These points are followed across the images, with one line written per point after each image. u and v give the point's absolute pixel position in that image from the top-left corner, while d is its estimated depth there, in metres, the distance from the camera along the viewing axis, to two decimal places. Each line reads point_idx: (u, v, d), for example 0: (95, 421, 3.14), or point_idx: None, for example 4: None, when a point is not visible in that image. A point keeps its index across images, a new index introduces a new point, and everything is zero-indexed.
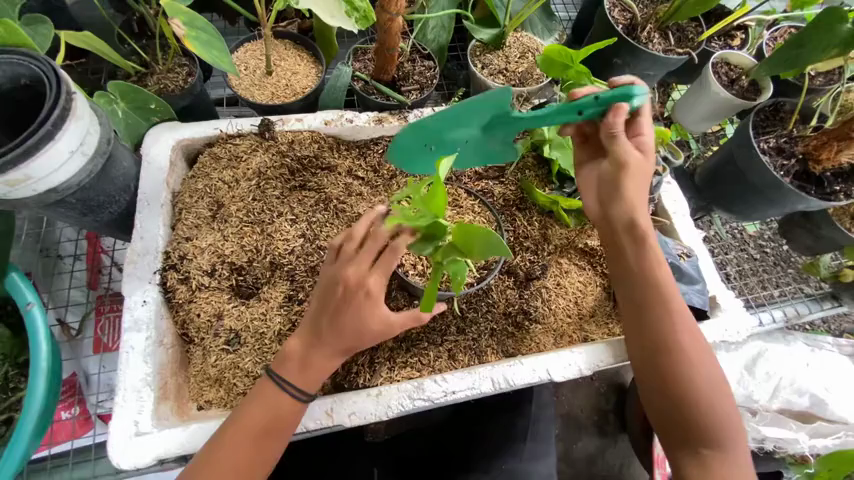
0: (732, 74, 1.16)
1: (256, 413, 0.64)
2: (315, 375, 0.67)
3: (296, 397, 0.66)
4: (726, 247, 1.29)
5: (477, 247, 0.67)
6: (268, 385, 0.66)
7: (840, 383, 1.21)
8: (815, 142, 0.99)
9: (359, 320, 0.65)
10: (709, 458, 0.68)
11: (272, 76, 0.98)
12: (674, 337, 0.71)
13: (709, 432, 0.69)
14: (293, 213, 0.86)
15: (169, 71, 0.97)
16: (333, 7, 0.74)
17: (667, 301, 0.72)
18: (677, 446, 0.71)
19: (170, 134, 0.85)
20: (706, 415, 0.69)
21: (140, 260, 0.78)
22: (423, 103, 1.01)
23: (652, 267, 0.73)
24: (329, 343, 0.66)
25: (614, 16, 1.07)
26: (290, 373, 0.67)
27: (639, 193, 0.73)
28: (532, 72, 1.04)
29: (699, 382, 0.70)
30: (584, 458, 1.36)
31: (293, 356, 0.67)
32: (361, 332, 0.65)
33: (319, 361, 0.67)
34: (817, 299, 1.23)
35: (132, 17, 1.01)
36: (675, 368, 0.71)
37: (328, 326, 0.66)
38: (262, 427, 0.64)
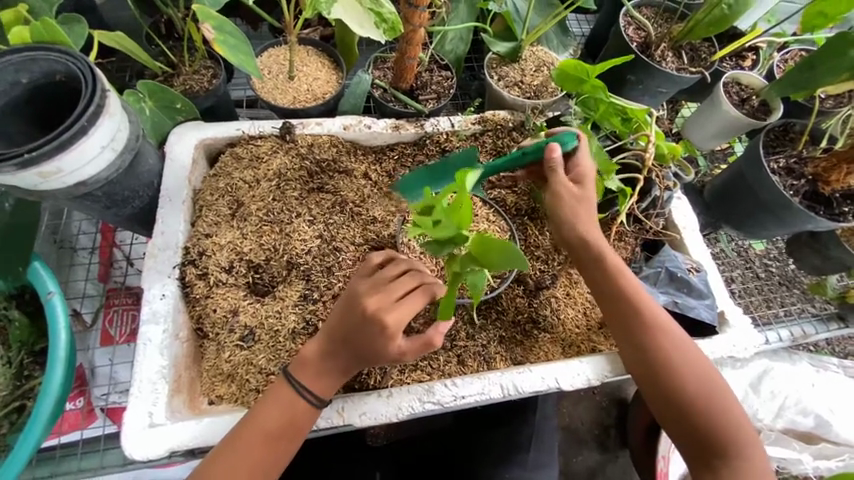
0: (743, 94, 1.18)
1: (268, 416, 0.65)
2: (329, 384, 0.68)
3: (309, 402, 0.67)
4: (730, 263, 1.30)
5: (496, 262, 0.67)
6: (283, 386, 0.67)
7: (844, 405, 1.21)
8: (825, 164, 1.01)
9: (374, 347, 0.66)
10: (723, 466, 0.70)
11: (294, 81, 1.00)
12: (660, 348, 0.73)
13: (720, 441, 0.70)
14: (311, 215, 0.88)
15: (194, 73, 1.00)
16: (364, 19, 0.78)
17: (645, 317, 0.74)
18: (693, 458, 0.72)
19: (194, 133, 0.87)
20: (715, 422, 0.70)
21: (160, 254, 0.79)
22: (439, 112, 1.03)
23: (624, 284, 0.75)
24: (347, 358, 0.68)
25: (628, 34, 1.10)
26: (301, 375, 0.68)
27: (590, 216, 0.78)
28: (548, 85, 1.06)
29: (698, 391, 0.71)
30: (584, 471, 1.35)
31: (309, 362, 0.68)
32: (378, 357, 0.67)
33: (332, 369, 0.68)
34: (824, 319, 1.22)
35: (161, 19, 1.05)
36: (671, 382, 0.72)
37: (343, 344, 0.68)
38: (275, 430, 0.65)
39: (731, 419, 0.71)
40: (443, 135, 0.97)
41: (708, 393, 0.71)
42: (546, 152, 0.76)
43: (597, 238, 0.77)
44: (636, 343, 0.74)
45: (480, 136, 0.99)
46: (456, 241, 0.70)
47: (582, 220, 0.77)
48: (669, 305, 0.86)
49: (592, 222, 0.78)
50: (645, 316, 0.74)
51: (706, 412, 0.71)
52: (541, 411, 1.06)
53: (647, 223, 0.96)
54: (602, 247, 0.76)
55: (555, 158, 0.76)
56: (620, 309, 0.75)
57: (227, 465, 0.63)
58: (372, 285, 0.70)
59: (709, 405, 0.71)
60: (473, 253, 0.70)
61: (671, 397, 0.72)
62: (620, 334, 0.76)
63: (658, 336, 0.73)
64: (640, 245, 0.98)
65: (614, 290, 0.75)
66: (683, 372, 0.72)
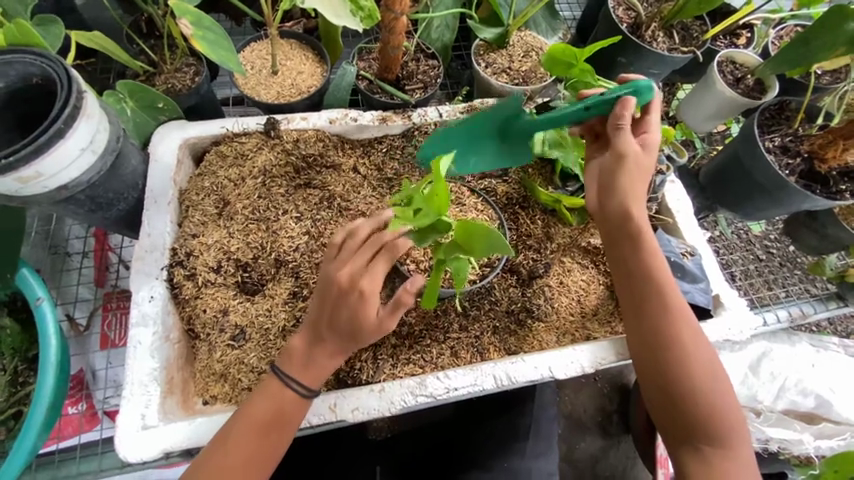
0: (737, 73, 1.15)
1: (255, 409, 0.65)
2: (317, 372, 0.68)
3: (299, 392, 0.67)
4: (730, 247, 1.29)
5: (479, 246, 0.68)
6: (273, 380, 0.67)
7: (845, 384, 1.21)
8: (821, 141, 0.99)
9: (354, 318, 0.65)
10: (709, 455, 0.69)
11: (277, 76, 0.99)
12: (674, 334, 0.72)
13: (708, 427, 0.69)
14: (298, 211, 0.87)
15: (176, 71, 0.98)
16: (339, 7, 0.75)
17: (667, 300, 0.73)
18: (677, 441, 0.71)
19: (178, 132, 0.86)
20: (707, 408, 0.70)
21: (147, 256, 0.79)
22: (427, 102, 1.01)
23: (655, 265, 0.74)
24: (331, 342, 0.67)
25: (618, 15, 1.07)
26: (290, 370, 0.67)
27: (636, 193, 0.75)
28: (536, 71, 1.04)
29: (700, 380, 0.70)
30: (587, 458, 1.36)
31: (296, 354, 0.68)
32: (357, 329, 0.66)
33: (320, 360, 0.68)
34: (823, 299, 1.21)
35: (141, 18, 1.03)
36: (675, 364, 0.71)
37: (324, 327, 0.67)
38: (266, 422, 0.65)
39: (724, 408, 0.70)
40: (432, 126, 0.95)
41: (709, 382, 0.71)
42: (621, 104, 0.72)
43: (641, 216, 0.75)
44: (650, 325, 0.73)
45: None
46: (439, 228, 0.70)
47: (631, 192, 0.75)
48: None
49: (641, 198, 0.76)
50: (667, 296, 0.73)
51: (704, 402, 0.70)
52: (539, 398, 1.07)
53: None
54: (644, 226, 0.75)
55: (625, 115, 0.72)
56: (647, 290, 0.74)
57: (215, 463, 0.62)
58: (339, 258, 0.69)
59: (708, 396, 0.70)
60: (458, 238, 0.71)
61: (669, 379, 0.71)
62: (634, 311, 0.75)
63: (676, 319, 0.72)
64: None
65: (645, 268, 0.74)
66: (691, 355, 0.71)
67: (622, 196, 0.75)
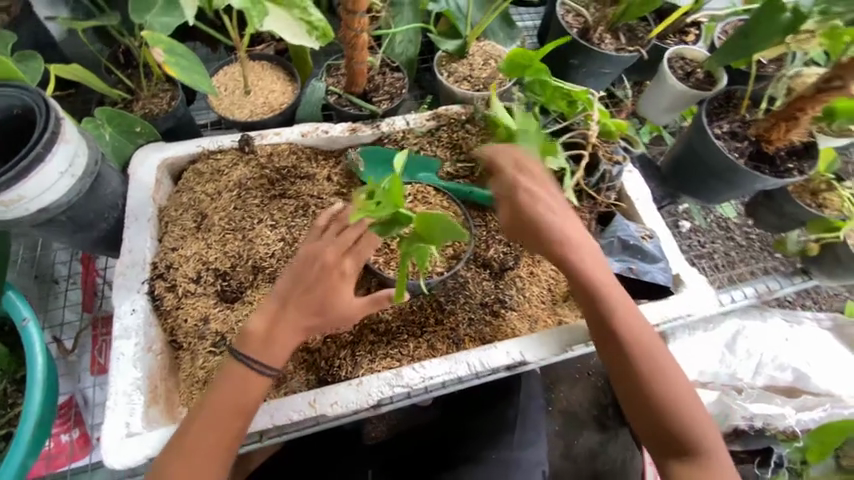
0: (688, 68, 1.24)
1: (222, 389, 0.68)
2: (279, 353, 0.70)
3: (259, 371, 0.69)
4: (709, 233, 1.35)
5: (438, 234, 0.70)
6: (233, 362, 0.69)
7: (819, 356, 1.28)
8: (766, 125, 1.05)
9: (329, 295, 0.71)
10: (691, 463, 0.72)
11: (250, 96, 1.04)
12: (641, 346, 0.75)
13: (690, 435, 0.72)
14: (272, 220, 0.91)
15: (153, 97, 1.03)
16: (295, 27, 0.76)
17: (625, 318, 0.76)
18: (664, 457, 0.74)
19: (156, 153, 0.90)
20: (681, 417, 0.73)
21: (128, 271, 0.82)
22: (394, 111, 1.08)
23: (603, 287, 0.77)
24: (298, 315, 0.71)
25: (567, 21, 1.14)
26: (249, 349, 0.69)
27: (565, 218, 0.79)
28: (496, 77, 1.11)
29: (672, 389, 0.74)
30: (585, 452, 1.39)
31: (257, 332, 0.70)
32: (330, 308, 0.72)
33: (281, 334, 0.70)
34: (788, 274, 1.22)
35: (118, 50, 1.09)
36: (646, 382, 0.74)
37: (292, 298, 0.71)
38: (230, 403, 0.67)
39: (695, 414, 0.74)
40: (400, 133, 1.02)
41: (680, 391, 0.74)
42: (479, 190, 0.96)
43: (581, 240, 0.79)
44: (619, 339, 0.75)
45: (436, 131, 1.05)
46: (401, 220, 0.71)
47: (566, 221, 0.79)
48: (625, 272, 0.88)
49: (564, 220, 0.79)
50: (625, 316, 0.76)
51: (680, 412, 0.73)
52: (525, 389, 1.11)
53: (596, 197, 0.99)
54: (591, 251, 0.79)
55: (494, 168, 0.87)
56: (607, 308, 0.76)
57: (185, 450, 0.64)
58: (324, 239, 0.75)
59: (682, 403, 0.73)
60: (417, 228, 0.72)
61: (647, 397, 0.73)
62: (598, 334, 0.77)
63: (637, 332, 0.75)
64: (595, 219, 1.00)
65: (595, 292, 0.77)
66: (659, 365, 0.74)
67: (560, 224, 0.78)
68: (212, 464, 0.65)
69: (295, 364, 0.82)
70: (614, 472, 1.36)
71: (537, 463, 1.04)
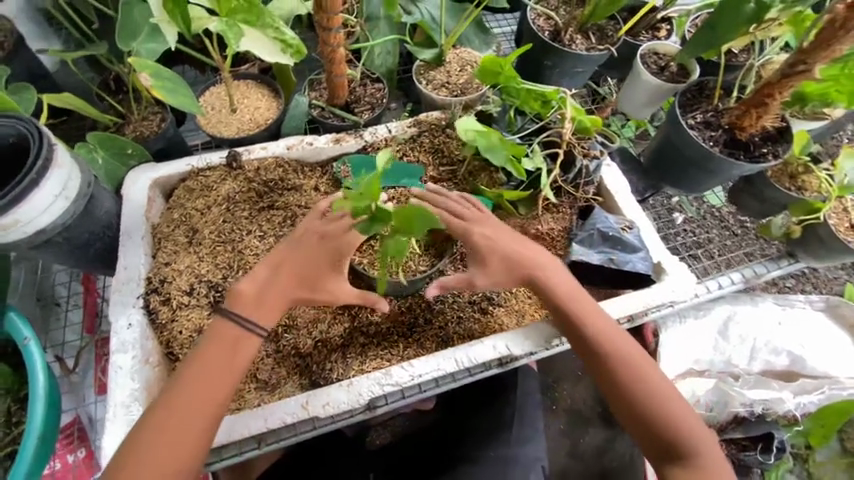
0: (661, 62, 1.28)
1: (210, 349, 0.69)
2: (269, 311, 0.73)
3: (251, 328, 0.71)
4: (704, 226, 1.37)
5: (415, 224, 0.70)
6: (225, 323, 0.71)
7: (812, 338, 1.29)
8: (737, 113, 1.08)
9: (327, 267, 0.77)
10: (685, 464, 0.73)
11: (236, 113, 1.08)
12: (618, 356, 0.78)
13: (678, 437, 0.74)
14: (261, 231, 0.95)
15: (143, 119, 1.08)
16: (269, 47, 0.75)
17: (597, 330, 0.79)
18: (661, 465, 0.75)
19: (148, 174, 0.93)
20: (668, 421, 0.75)
21: (124, 287, 0.85)
22: (376, 120, 1.11)
23: (580, 308, 0.80)
24: (292, 277, 0.75)
25: (539, 24, 1.18)
26: (240, 308, 0.72)
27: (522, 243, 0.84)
28: (473, 82, 1.14)
29: (654, 393, 0.76)
30: (592, 450, 1.40)
31: (247, 294, 0.73)
32: (318, 286, 0.77)
33: (271, 296, 0.73)
34: (775, 258, 1.22)
35: (109, 77, 1.13)
36: (633, 396, 0.76)
37: (287, 262, 0.75)
38: (220, 362, 0.68)
39: (682, 415, 0.76)
40: (383, 141, 1.05)
41: (663, 394, 0.76)
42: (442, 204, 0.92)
43: (543, 261, 0.83)
44: (594, 349, 0.79)
45: (418, 138, 1.08)
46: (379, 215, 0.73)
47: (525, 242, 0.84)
48: (605, 264, 0.91)
49: (518, 245, 0.84)
50: (600, 329, 0.79)
51: (666, 415, 0.75)
52: (521, 387, 1.13)
53: (575, 193, 1.02)
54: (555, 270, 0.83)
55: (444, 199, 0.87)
56: (579, 321, 0.80)
57: (167, 417, 0.64)
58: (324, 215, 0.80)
59: (668, 405, 0.76)
60: (397, 224, 0.72)
61: (636, 410, 0.76)
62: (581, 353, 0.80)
63: (611, 343, 0.78)
64: (576, 213, 1.03)
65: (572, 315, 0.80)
66: (638, 372, 0.77)
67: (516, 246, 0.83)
68: (188, 428, 0.65)
69: (288, 369, 0.84)
70: (623, 468, 1.37)
71: (536, 460, 1.05)
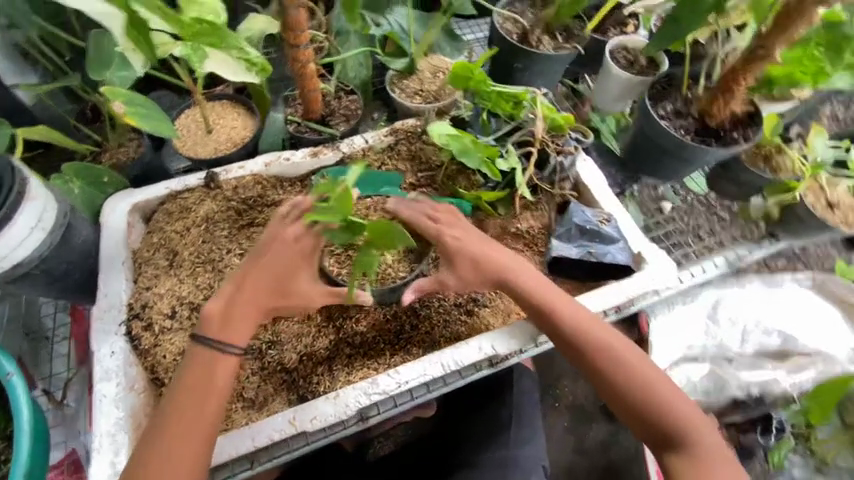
0: (630, 57, 1.30)
1: (184, 371, 0.69)
2: (240, 326, 0.73)
3: (224, 346, 0.71)
4: (693, 213, 1.34)
5: (388, 241, 0.73)
6: (201, 347, 0.71)
7: (803, 317, 1.30)
8: (706, 100, 1.11)
9: (294, 273, 0.77)
10: (683, 452, 0.73)
11: (213, 134, 1.09)
12: (600, 352, 0.78)
13: (672, 426, 0.74)
14: (241, 249, 0.95)
15: (120, 146, 1.09)
16: (234, 66, 0.79)
17: (577, 328, 0.79)
18: (661, 455, 0.75)
19: (126, 199, 0.93)
20: (659, 410, 0.75)
21: (105, 315, 0.84)
22: (353, 131, 1.13)
23: (555, 305, 0.80)
24: (259, 289, 0.74)
25: (506, 28, 1.20)
26: (211, 329, 0.72)
27: (492, 247, 0.85)
28: (445, 88, 1.16)
29: (642, 384, 0.76)
30: (598, 445, 1.41)
31: (216, 313, 0.73)
32: (290, 292, 0.78)
33: (240, 312, 0.73)
34: (756, 240, 1.23)
35: (86, 107, 1.15)
36: (623, 389, 0.76)
37: (252, 276, 0.75)
38: (196, 384, 0.69)
39: (674, 402, 0.75)
40: (360, 152, 1.07)
41: (650, 384, 0.76)
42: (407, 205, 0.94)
43: (515, 264, 0.84)
44: (577, 348, 0.79)
45: (395, 146, 1.09)
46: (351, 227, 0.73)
47: (493, 248, 0.85)
48: (584, 257, 0.93)
49: (485, 248, 0.85)
50: (580, 328, 0.79)
51: (657, 404, 0.75)
52: (517, 386, 1.12)
53: (551, 189, 1.03)
54: (527, 273, 0.83)
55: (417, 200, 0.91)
56: (559, 322, 0.80)
57: (153, 446, 0.65)
58: (285, 220, 0.78)
59: (657, 395, 0.76)
60: (369, 237, 0.75)
61: (627, 403, 0.76)
62: (567, 353, 0.81)
63: (593, 341, 0.79)
64: (554, 210, 1.03)
65: (547, 313, 0.80)
66: (623, 366, 0.77)
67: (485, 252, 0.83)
68: (177, 453, 0.65)
69: (275, 385, 0.84)
70: (629, 460, 1.38)
71: (538, 460, 1.04)
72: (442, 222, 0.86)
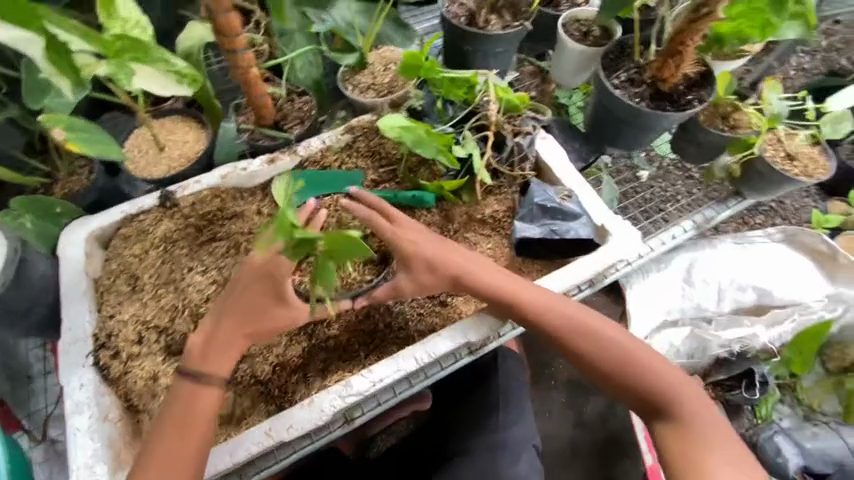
0: (583, 28, 1.28)
1: (172, 413, 0.70)
2: (219, 359, 0.73)
3: (206, 379, 0.73)
4: (668, 178, 1.36)
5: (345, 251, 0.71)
6: (182, 384, 0.72)
7: (775, 269, 1.32)
8: (658, 65, 1.10)
9: (267, 298, 0.75)
10: (670, 418, 0.78)
11: (164, 152, 1.07)
12: (581, 339, 0.82)
13: (656, 396, 0.79)
14: (204, 266, 0.94)
15: (71, 176, 1.07)
16: (164, 80, 0.78)
17: (555, 320, 0.82)
18: (649, 422, 0.81)
19: (81, 229, 0.91)
20: (644, 383, 0.80)
21: (71, 348, 0.83)
22: (309, 134, 1.11)
23: (533, 301, 0.82)
24: (233, 320, 0.74)
25: (453, 12, 1.18)
26: (192, 364, 0.73)
27: (455, 250, 0.85)
28: (398, 79, 1.14)
29: (624, 363, 0.81)
30: (596, 417, 1.45)
31: (195, 348, 0.74)
32: (267, 316, 0.76)
33: (216, 344, 0.74)
34: (722, 200, 1.25)
35: (32, 138, 1.12)
36: (607, 370, 0.81)
37: (224, 307, 0.75)
38: (179, 421, 0.70)
39: (656, 374, 0.80)
40: (318, 153, 1.05)
41: (632, 360, 0.81)
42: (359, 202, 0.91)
43: (482, 264, 0.84)
44: (559, 339, 0.82)
45: (354, 143, 1.08)
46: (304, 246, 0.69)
47: (457, 250, 0.85)
48: (546, 235, 0.94)
49: (451, 250, 0.84)
50: (558, 319, 0.82)
51: (640, 378, 0.80)
52: (503, 369, 1.12)
53: (513, 171, 1.03)
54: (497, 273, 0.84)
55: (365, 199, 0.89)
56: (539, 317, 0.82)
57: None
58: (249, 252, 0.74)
59: (639, 370, 0.80)
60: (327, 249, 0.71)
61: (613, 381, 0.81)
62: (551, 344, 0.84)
63: (572, 330, 0.82)
64: (516, 192, 1.03)
65: (523, 310, 0.81)
66: (604, 349, 0.81)
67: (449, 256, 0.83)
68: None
69: (252, 398, 0.84)
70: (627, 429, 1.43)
71: (528, 438, 1.06)
72: (400, 224, 0.85)
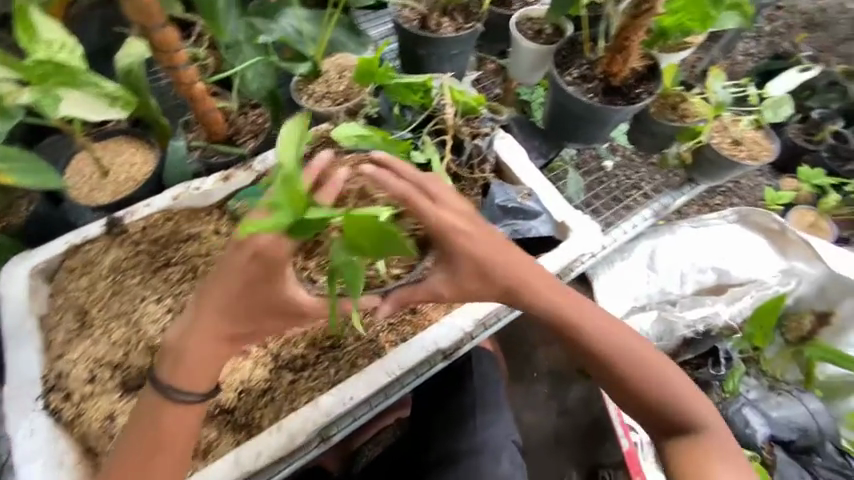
0: (536, 27, 1.29)
1: (134, 444, 0.63)
2: (193, 377, 0.63)
3: (182, 397, 0.63)
4: (632, 165, 1.37)
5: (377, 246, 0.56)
6: (157, 403, 0.63)
7: (731, 249, 1.39)
8: (607, 61, 1.12)
9: (254, 302, 0.59)
10: (683, 438, 0.76)
11: (109, 175, 1.01)
12: (607, 351, 0.76)
13: (674, 417, 0.76)
14: (158, 294, 0.89)
15: (10, 207, 1.02)
16: (94, 103, 0.75)
17: (583, 327, 0.76)
18: (658, 439, 0.79)
19: (22, 266, 0.85)
20: (665, 402, 0.76)
21: (17, 394, 0.79)
22: (264, 148, 1.09)
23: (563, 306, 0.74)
24: (210, 337, 0.60)
25: (405, 16, 1.17)
26: (169, 376, 0.63)
27: (497, 243, 0.70)
28: (353, 86, 1.13)
29: (649, 380, 0.76)
30: (578, 402, 1.48)
31: (169, 357, 0.63)
32: (258, 324, 0.62)
33: (192, 361, 0.62)
34: (677, 186, 1.32)
35: None
36: (631, 384, 0.76)
37: (201, 319, 0.59)
38: (143, 451, 0.63)
39: (679, 395, 0.76)
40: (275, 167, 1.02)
41: (658, 379, 0.76)
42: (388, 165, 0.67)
43: (519, 260, 0.72)
44: (584, 349, 0.77)
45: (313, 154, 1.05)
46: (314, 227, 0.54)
47: (498, 242, 0.70)
48: (509, 235, 0.94)
49: (494, 243, 0.69)
50: (587, 327, 0.76)
51: (663, 396, 0.76)
52: (478, 371, 1.12)
53: (474, 172, 1.02)
54: (534, 276, 0.73)
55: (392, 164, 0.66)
56: (566, 323, 0.75)
57: None
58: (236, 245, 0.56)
59: (663, 389, 0.76)
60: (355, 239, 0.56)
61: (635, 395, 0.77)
62: (574, 351, 0.79)
63: (600, 339, 0.76)
64: (479, 194, 1.03)
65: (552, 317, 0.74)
66: (631, 363, 0.76)
67: (484, 255, 0.68)
68: None
69: (218, 428, 0.81)
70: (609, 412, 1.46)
71: (509, 436, 1.06)
72: (441, 202, 0.66)
